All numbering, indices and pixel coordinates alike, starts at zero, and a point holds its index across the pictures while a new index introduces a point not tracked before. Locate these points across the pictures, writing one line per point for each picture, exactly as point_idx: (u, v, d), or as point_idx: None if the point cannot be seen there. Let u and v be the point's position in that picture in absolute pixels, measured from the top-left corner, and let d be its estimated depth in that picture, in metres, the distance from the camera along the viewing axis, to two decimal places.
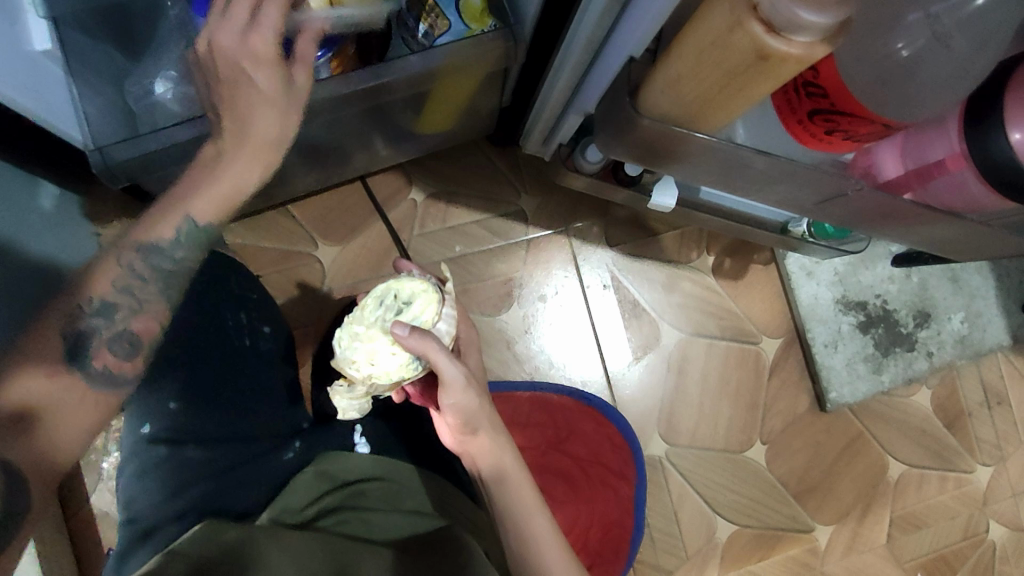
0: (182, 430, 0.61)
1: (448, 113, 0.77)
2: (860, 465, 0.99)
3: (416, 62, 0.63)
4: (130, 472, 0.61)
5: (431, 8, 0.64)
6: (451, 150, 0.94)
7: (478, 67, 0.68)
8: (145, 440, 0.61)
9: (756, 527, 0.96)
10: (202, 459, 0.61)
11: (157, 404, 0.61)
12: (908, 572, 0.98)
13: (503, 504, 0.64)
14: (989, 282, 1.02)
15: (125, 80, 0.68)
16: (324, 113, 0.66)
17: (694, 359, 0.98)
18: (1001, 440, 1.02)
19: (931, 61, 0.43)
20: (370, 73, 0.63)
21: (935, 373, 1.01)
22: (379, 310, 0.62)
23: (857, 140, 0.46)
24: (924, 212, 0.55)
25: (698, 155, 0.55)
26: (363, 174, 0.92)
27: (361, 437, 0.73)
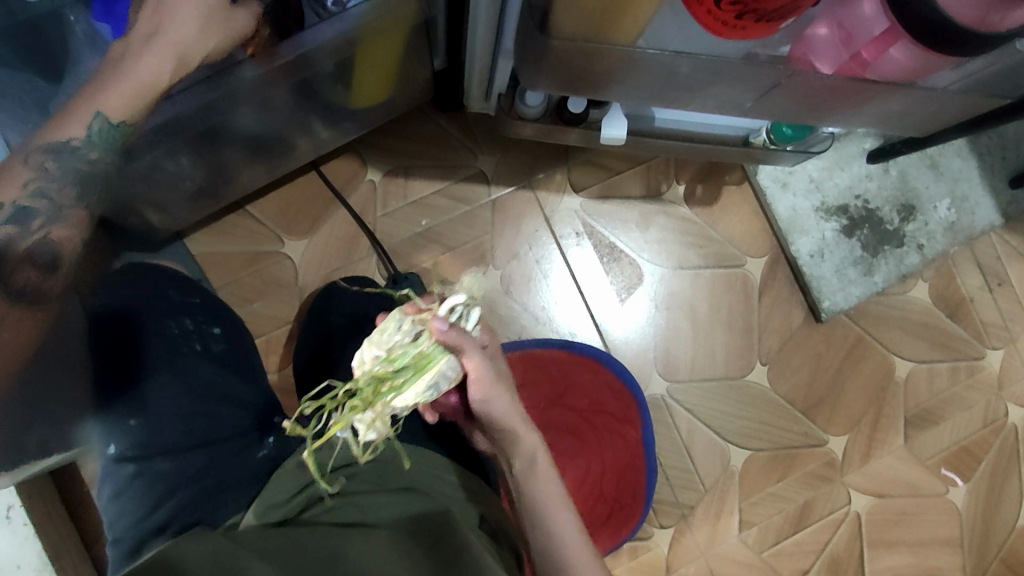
0: (144, 446, 0.64)
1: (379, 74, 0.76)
2: (865, 369, 0.97)
3: (330, 30, 0.62)
4: (108, 493, 0.64)
5: None
6: (400, 124, 0.93)
7: (397, 25, 0.67)
8: (112, 460, 0.64)
9: (769, 449, 0.95)
10: (170, 470, 0.64)
11: (118, 423, 0.64)
12: (930, 469, 0.97)
13: (531, 497, 0.58)
14: (971, 163, 0.99)
15: (48, 102, 0.64)
16: (250, 98, 0.66)
17: (680, 292, 0.96)
18: (1007, 322, 0.99)
19: None
20: (286, 49, 0.62)
21: (929, 265, 0.98)
22: (395, 333, 0.54)
23: (770, 20, 0.45)
24: (869, 86, 0.53)
25: (619, 69, 0.54)
26: (315, 162, 0.91)
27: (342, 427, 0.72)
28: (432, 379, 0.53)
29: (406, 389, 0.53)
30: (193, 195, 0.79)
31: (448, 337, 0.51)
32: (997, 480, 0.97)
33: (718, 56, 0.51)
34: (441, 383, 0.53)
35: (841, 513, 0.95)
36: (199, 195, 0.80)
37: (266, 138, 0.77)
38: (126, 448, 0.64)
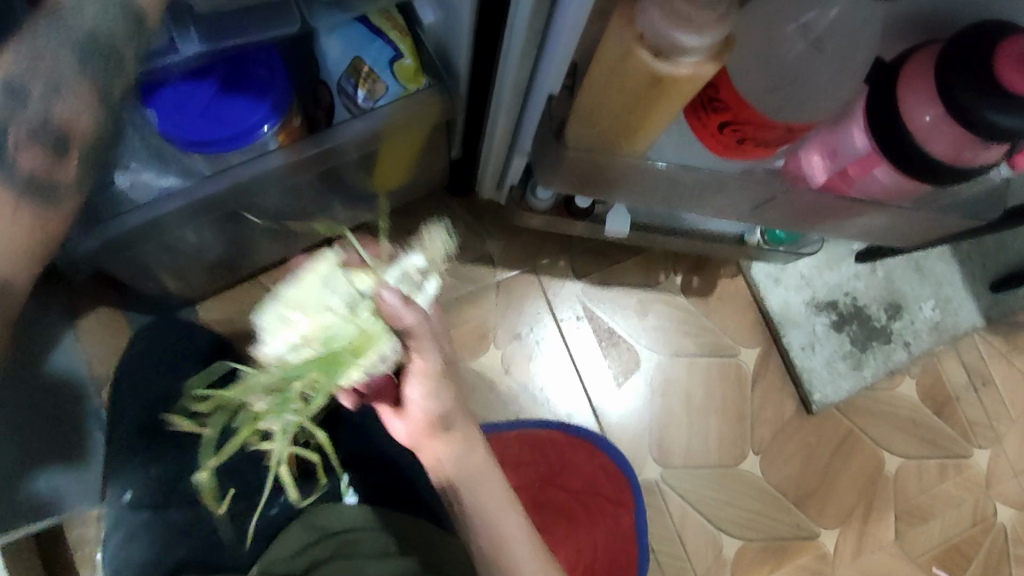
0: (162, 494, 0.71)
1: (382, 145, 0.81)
2: (856, 462, 0.99)
3: (361, 126, 0.68)
4: (119, 538, 0.69)
5: (367, 74, 0.67)
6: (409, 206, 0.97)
7: (420, 123, 0.72)
8: (128, 504, 0.71)
9: (762, 539, 0.96)
10: (180, 522, 0.69)
11: (138, 472, 0.72)
12: (922, 566, 0.97)
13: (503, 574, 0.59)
14: (953, 267, 1.03)
15: None
16: (279, 181, 0.70)
17: (676, 378, 0.98)
18: (993, 421, 1.02)
19: (811, 66, 0.44)
20: (315, 142, 0.68)
21: (916, 362, 1.01)
22: (328, 292, 0.53)
23: (767, 145, 0.49)
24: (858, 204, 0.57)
25: (629, 177, 0.58)
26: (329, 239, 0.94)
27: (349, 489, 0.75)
28: (368, 362, 0.52)
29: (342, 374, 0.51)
30: (211, 266, 0.83)
31: (397, 312, 0.52)
32: None
33: (720, 172, 0.56)
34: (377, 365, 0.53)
35: None
36: (216, 266, 0.83)
37: (287, 216, 0.81)
38: (143, 496, 0.71)
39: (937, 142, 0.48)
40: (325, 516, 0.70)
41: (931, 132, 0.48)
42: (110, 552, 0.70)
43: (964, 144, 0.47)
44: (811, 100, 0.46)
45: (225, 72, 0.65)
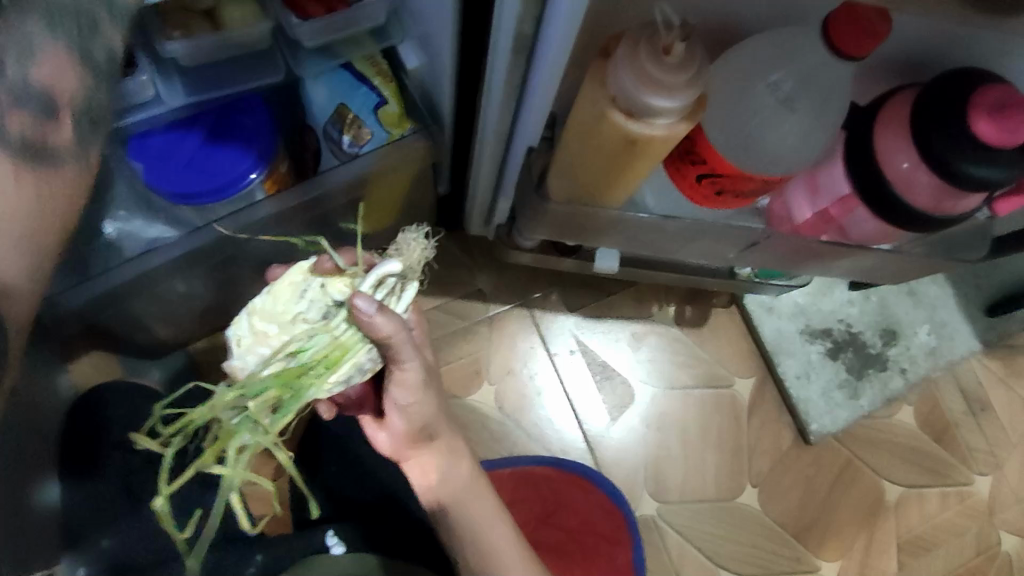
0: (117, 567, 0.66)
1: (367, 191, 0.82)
2: (856, 493, 0.98)
3: (345, 173, 0.68)
4: None
5: (352, 121, 0.68)
6: None
7: (406, 167, 0.72)
8: None
9: (762, 575, 0.94)
10: None
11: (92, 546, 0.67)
12: None
13: None
14: (947, 291, 1.03)
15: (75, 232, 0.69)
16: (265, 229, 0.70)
17: (672, 411, 0.97)
18: (993, 447, 1.01)
19: (783, 123, 0.45)
20: (301, 191, 0.68)
21: (914, 389, 1.01)
22: (300, 301, 0.52)
23: (747, 195, 0.49)
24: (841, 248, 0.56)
25: (611, 225, 0.58)
26: None
27: (333, 538, 0.71)
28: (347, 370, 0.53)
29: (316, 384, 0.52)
30: (201, 311, 0.83)
31: (376, 322, 0.48)
32: None
33: (701, 219, 0.55)
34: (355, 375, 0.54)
35: None
36: (206, 310, 0.83)
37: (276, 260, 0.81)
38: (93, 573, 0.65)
39: (916, 189, 0.48)
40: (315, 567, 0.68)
41: (912, 178, 0.47)
42: None
43: (941, 192, 0.47)
44: (786, 152, 0.46)
45: (211, 121, 0.66)
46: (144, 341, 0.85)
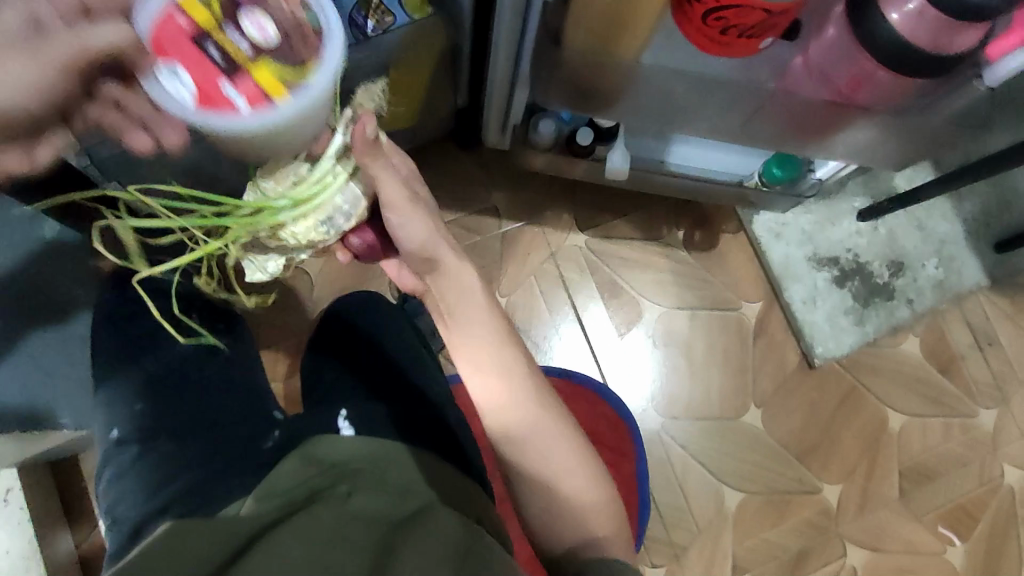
0: (144, 429, 0.68)
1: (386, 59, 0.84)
2: (860, 418, 0.98)
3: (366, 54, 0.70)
4: (107, 477, 0.66)
5: (377, 6, 0.70)
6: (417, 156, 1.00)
7: (426, 54, 0.75)
8: (115, 442, 0.68)
9: (763, 493, 0.95)
10: (169, 452, 0.66)
11: (124, 407, 0.70)
12: (928, 525, 0.96)
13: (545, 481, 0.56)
14: (956, 227, 1.03)
15: None
16: None
17: (679, 331, 0.99)
18: (998, 381, 1.01)
19: None
20: None
21: (920, 320, 1.01)
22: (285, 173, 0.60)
23: (751, 35, 0.51)
24: (855, 108, 0.59)
25: (624, 85, 0.61)
26: None
27: (344, 421, 0.67)
28: (325, 215, 0.60)
29: (295, 221, 0.60)
30: None
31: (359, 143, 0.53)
32: (996, 542, 0.96)
33: (708, 75, 0.58)
34: (336, 218, 0.60)
35: (836, 565, 0.94)
36: None
37: None
38: (130, 431, 0.68)
39: (916, 31, 0.50)
40: (323, 444, 0.62)
41: (909, 23, 0.50)
42: (101, 490, 0.67)
43: (941, 29, 0.49)
44: None
45: None
46: None
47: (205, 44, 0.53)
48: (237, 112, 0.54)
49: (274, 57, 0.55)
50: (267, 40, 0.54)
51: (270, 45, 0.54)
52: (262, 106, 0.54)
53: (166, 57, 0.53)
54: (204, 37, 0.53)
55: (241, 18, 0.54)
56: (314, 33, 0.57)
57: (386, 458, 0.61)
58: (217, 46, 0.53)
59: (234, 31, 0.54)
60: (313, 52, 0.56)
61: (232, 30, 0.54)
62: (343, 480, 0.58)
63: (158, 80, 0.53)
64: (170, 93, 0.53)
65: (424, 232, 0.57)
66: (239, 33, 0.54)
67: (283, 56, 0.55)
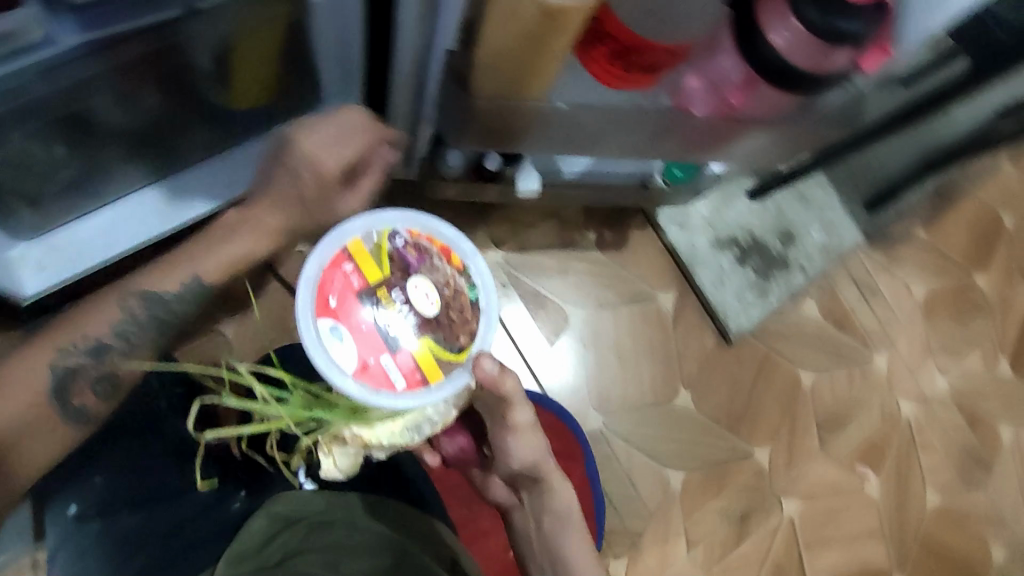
0: (107, 503, 0.61)
1: (269, 86, 0.79)
2: (776, 381, 1.07)
3: None
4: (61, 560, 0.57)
5: None
6: None
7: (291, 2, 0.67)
8: (72, 520, 0.60)
9: (703, 467, 1.02)
10: (134, 526, 0.60)
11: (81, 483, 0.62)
12: (847, 465, 1.06)
13: None
14: (832, 194, 1.14)
15: None
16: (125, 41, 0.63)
17: (604, 330, 1.03)
18: (885, 327, 1.13)
19: None
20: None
21: (814, 283, 1.11)
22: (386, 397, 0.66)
23: (647, 70, 0.58)
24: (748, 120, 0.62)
25: (534, 122, 0.61)
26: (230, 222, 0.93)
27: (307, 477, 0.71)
28: (413, 419, 0.66)
29: (385, 423, 0.65)
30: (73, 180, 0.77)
31: (490, 375, 0.61)
32: (903, 470, 1.08)
33: (611, 105, 0.60)
34: (424, 425, 0.66)
35: (776, 520, 1.02)
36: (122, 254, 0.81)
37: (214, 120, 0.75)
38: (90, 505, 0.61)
39: (796, 55, 0.54)
40: (290, 499, 0.64)
41: (791, 45, 0.54)
42: None
43: (816, 50, 0.53)
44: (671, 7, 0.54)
45: None
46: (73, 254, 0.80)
47: (373, 306, 0.60)
48: (391, 388, 0.60)
49: (434, 331, 0.61)
50: (430, 315, 0.61)
51: (433, 320, 0.61)
52: (416, 373, 0.60)
53: (340, 313, 0.59)
54: (371, 300, 0.60)
55: (408, 285, 0.61)
56: (466, 307, 0.63)
57: (340, 528, 0.65)
58: (382, 312, 0.60)
59: (403, 300, 0.61)
60: (466, 330, 0.63)
61: (401, 298, 0.60)
62: (310, 530, 0.64)
63: (322, 338, 0.59)
64: (330, 349, 0.59)
65: (533, 452, 0.67)
66: (405, 302, 0.60)
67: (442, 332, 0.61)
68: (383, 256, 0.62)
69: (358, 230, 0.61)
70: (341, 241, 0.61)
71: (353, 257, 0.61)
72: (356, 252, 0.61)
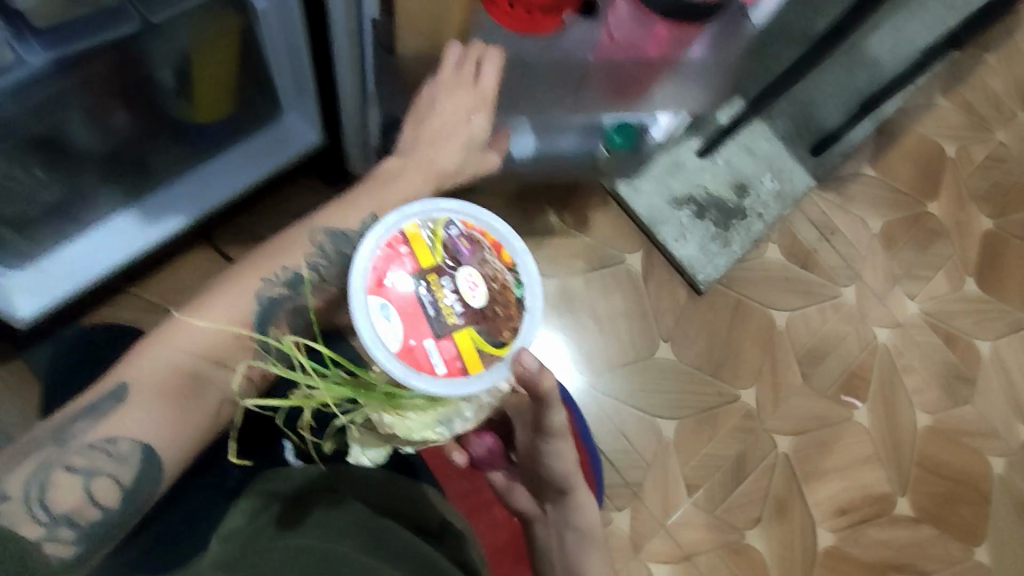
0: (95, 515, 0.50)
1: (229, 99, 0.85)
2: (751, 325, 1.10)
3: None
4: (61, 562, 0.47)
5: None
6: (280, 200, 0.99)
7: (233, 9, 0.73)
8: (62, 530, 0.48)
9: (694, 414, 1.04)
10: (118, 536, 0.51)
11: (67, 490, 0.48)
12: (834, 396, 1.09)
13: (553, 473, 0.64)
14: (777, 144, 1.19)
15: None
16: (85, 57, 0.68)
17: (578, 296, 1.07)
18: (848, 261, 1.17)
19: None
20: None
21: (773, 228, 1.16)
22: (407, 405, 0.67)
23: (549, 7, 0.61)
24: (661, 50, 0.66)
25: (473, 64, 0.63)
26: (206, 232, 0.96)
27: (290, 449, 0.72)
28: (446, 416, 0.57)
29: (418, 415, 0.56)
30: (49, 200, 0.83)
31: (532, 374, 0.53)
32: (888, 395, 1.11)
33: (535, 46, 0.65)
34: (455, 421, 0.58)
35: (771, 457, 1.05)
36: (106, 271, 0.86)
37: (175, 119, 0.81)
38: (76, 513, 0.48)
39: None
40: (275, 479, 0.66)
41: None
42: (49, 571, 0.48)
43: None
44: None
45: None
46: (60, 271, 0.85)
47: (419, 290, 0.53)
48: (431, 372, 0.52)
49: (478, 323, 0.54)
50: (476, 306, 0.54)
51: (479, 312, 0.54)
52: (454, 369, 0.53)
53: (381, 294, 0.52)
54: (420, 283, 0.53)
55: (457, 273, 0.54)
56: (516, 305, 0.56)
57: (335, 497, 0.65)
58: (431, 298, 0.53)
59: (450, 289, 0.54)
60: (512, 327, 0.55)
61: (450, 288, 0.54)
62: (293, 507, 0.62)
63: (367, 316, 0.51)
64: (373, 327, 0.51)
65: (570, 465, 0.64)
66: (454, 292, 0.54)
67: (485, 324, 0.54)
68: (437, 242, 0.55)
69: (417, 216, 0.55)
70: (394, 227, 0.54)
71: (408, 239, 0.54)
72: (409, 237, 0.54)
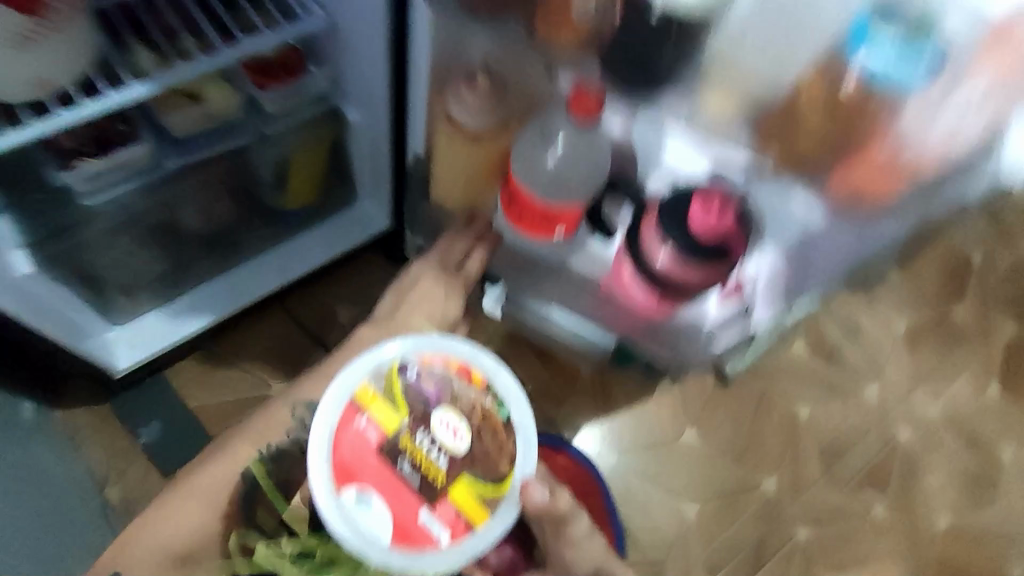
0: None
1: (312, 183, 0.98)
2: (775, 415, 1.16)
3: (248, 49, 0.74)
4: None
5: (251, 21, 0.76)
6: (344, 271, 1.08)
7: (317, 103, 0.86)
8: None
9: (717, 497, 1.10)
10: None
11: None
12: (854, 489, 1.14)
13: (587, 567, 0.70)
14: None
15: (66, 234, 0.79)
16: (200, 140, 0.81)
17: (612, 378, 1.15)
18: (872, 359, 1.23)
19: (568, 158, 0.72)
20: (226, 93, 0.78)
21: (800, 324, 1.23)
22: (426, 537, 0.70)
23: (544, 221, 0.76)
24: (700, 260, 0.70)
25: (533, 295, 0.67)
26: (280, 300, 1.05)
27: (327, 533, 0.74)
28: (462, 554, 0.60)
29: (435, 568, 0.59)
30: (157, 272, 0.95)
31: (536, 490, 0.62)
32: (909, 493, 1.15)
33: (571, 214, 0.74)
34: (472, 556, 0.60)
35: (791, 545, 1.09)
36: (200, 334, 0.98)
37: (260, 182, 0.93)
38: None
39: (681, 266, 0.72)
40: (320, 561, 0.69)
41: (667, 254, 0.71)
42: None
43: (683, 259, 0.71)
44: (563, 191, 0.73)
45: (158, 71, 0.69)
46: (154, 332, 0.94)
47: (398, 461, 0.61)
48: (438, 542, 0.59)
49: (469, 467, 0.62)
50: (461, 449, 0.62)
51: (467, 457, 0.62)
52: (464, 527, 0.60)
53: (367, 483, 0.60)
54: (395, 456, 0.61)
55: (432, 425, 0.62)
56: (501, 425, 0.64)
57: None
58: (415, 468, 0.61)
59: (430, 445, 0.62)
60: (504, 454, 0.63)
61: (429, 445, 0.62)
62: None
63: (346, 513, 0.59)
64: (362, 523, 0.59)
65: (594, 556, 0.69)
66: (435, 448, 0.62)
67: (476, 465, 0.62)
68: (397, 396, 0.63)
69: (364, 379, 0.63)
70: (349, 401, 0.63)
71: (364, 408, 0.63)
72: (365, 404, 0.63)
